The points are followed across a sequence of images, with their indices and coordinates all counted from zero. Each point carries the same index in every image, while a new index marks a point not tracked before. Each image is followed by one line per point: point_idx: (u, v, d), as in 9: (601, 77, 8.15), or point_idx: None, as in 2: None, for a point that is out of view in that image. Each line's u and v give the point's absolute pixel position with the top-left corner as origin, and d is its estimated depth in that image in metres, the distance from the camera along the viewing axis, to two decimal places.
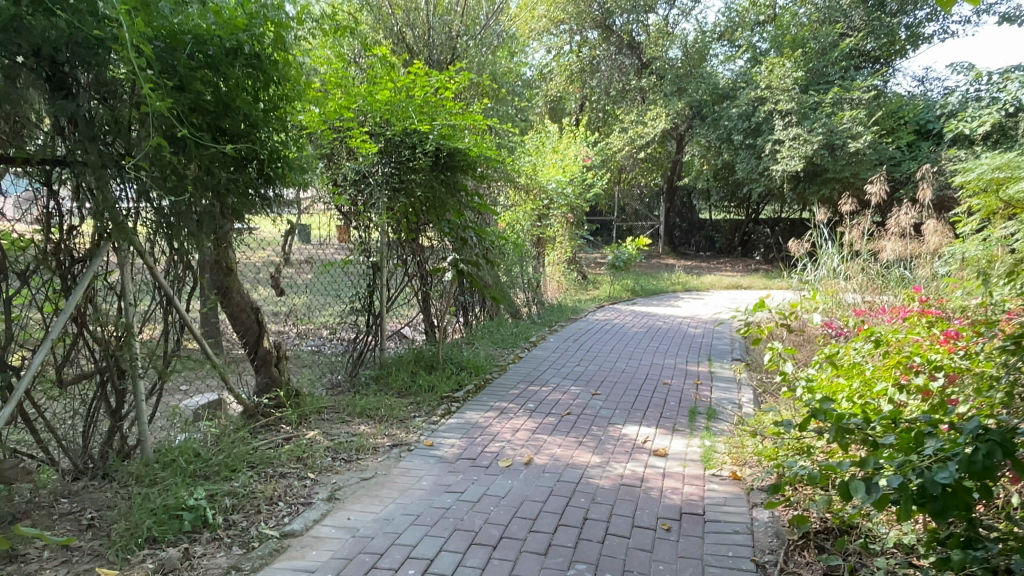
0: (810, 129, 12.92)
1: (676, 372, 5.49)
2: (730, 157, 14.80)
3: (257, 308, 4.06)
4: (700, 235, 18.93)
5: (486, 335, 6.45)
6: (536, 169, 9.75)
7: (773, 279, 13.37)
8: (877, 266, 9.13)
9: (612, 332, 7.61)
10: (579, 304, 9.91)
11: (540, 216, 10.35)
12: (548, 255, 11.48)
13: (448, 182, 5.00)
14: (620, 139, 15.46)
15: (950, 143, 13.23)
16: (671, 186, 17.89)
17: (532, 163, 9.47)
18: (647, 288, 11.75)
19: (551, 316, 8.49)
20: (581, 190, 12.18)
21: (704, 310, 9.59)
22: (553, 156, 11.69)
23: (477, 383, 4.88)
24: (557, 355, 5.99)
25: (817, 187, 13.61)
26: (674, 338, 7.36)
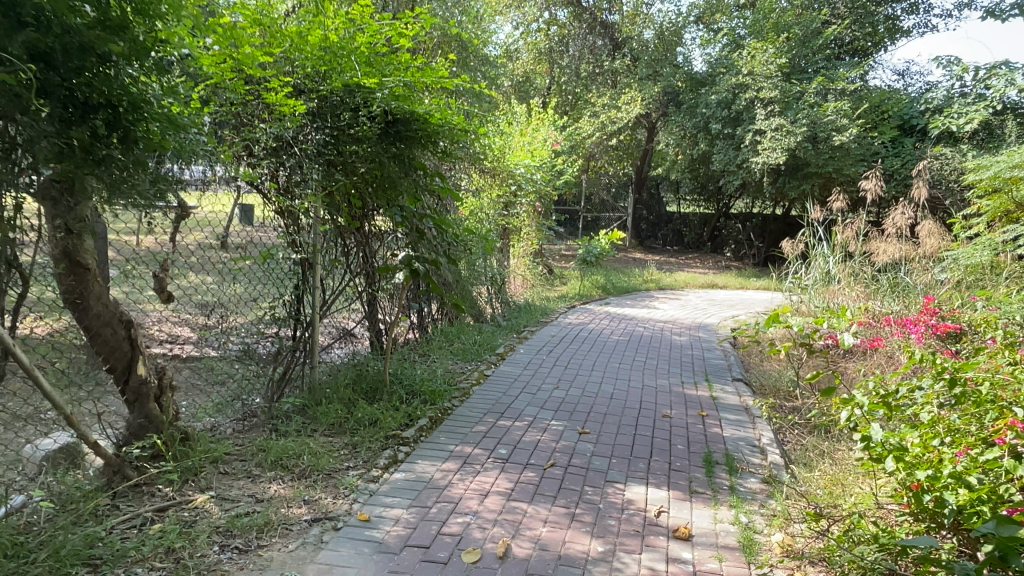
0: (793, 119, 12.16)
1: (674, 398, 4.55)
2: (706, 147, 13.98)
3: (131, 320, 2.93)
4: (668, 229, 18.16)
5: (444, 345, 5.40)
6: (504, 150, 8.71)
7: (749, 278, 12.63)
8: (871, 270, 8.41)
9: (587, 338, 6.62)
10: (546, 303, 8.93)
11: (505, 203, 9.31)
12: (512, 246, 10.48)
13: (401, 158, 3.91)
14: (591, 123, 14.47)
15: (934, 141, 12.67)
16: (640, 177, 17.03)
17: (500, 143, 8.41)
18: (619, 285, 10.84)
19: (517, 318, 7.48)
20: (550, 177, 11.18)
21: (684, 313, 8.71)
22: (520, 139, 10.62)
23: (434, 415, 3.83)
24: (530, 371, 4.98)
25: (798, 182, 12.90)
26: (659, 347, 6.43)
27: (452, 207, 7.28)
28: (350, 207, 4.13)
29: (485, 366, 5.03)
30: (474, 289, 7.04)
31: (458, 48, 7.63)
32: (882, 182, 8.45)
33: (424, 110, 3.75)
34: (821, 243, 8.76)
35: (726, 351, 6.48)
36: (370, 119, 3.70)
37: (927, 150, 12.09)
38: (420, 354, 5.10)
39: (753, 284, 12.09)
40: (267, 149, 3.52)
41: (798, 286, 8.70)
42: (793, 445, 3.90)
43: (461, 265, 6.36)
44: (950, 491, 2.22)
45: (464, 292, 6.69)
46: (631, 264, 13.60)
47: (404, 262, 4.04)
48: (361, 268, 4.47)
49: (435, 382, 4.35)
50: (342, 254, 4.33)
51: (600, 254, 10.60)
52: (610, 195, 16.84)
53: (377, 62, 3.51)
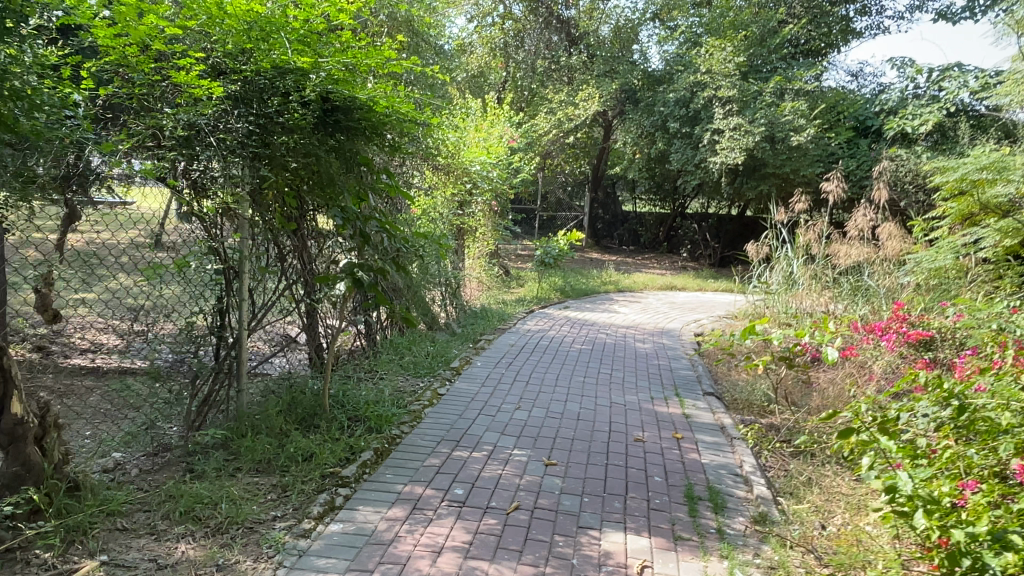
0: (752, 119, 11.97)
1: (646, 417, 4.18)
2: (664, 146, 13.74)
3: (3, 347, 2.35)
4: (623, 228, 17.90)
5: (393, 359, 4.92)
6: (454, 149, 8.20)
7: (707, 280, 12.45)
8: (834, 273, 8.25)
9: (548, 347, 6.20)
10: (502, 308, 8.49)
11: (459, 202, 8.83)
12: (467, 247, 10.01)
13: (342, 150, 3.40)
14: (547, 120, 14.08)
15: (888, 142, 12.72)
16: (597, 175, 16.73)
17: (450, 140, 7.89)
18: (577, 287, 10.47)
19: (472, 325, 7.00)
20: (506, 175, 10.74)
21: (646, 317, 8.40)
22: (475, 135, 10.16)
23: (380, 447, 3.35)
24: (488, 388, 4.53)
25: (756, 183, 12.71)
26: (625, 356, 6.06)
27: (401, 207, 6.76)
28: (282, 207, 3.60)
29: (439, 381, 4.57)
30: (426, 294, 6.55)
31: (409, 36, 7.13)
32: (843, 183, 8.24)
33: (368, 97, 3.24)
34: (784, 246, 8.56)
35: (694, 361, 6.15)
36: (303, 105, 3.17)
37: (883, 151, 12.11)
38: (366, 371, 4.61)
39: (711, 285, 11.89)
40: (177, 137, 2.92)
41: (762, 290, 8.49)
42: (777, 472, 3.56)
43: (411, 270, 5.86)
44: (995, 554, 1.88)
45: (414, 299, 6.20)
46: (588, 265, 13.27)
47: (345, 270, 3.51)
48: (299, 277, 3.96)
49: (381, 403, 3.88)
50: (275, 260, 3.82)
51: (559, 255, 10.20)
52: (566, 194, 16.43)
53: (310, 39, 3.00)
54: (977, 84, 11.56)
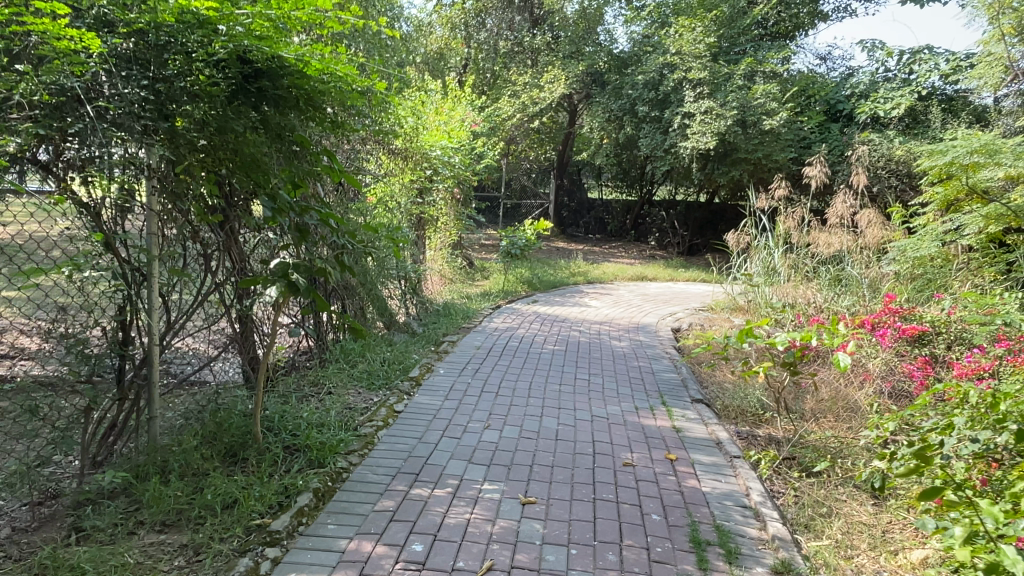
0: (723, 102, 11.53)
1: (633, 433, 3.67)
2: (632, 131, 13.25)
3: None
4: (589, 216, 17.39)
5: (343, 370, 4.31)
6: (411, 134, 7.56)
7: (678, 270, 12.05)
8: (813, 262, 7.89)
9: (518, 346, 5.65)
10: (466, 304, 7.90)
11: (417, 190, 8.20)
12: (427, 238, 9.38)
13: (268, 126, 2.79)
14: (511, 104, 13.46)
15: (859, 127, 12.48)
16: (562, 162, 16.20)
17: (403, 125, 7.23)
18: (545, 280, 9.93)
19: (433, 325, 6.41)
20: (468, 162, 10.11)
21: (619, 311, 7.91)
22: (434, 118, 9.51)
23: (321, 487, 2.77)
24: (453, 401, 3.96)
25: (727, 168, 12.30)
26: (603, 356, 5.54)
27: (352, 195, 6.10)
28: (199, 196, 2.97)
29: (395, 395, 3.98)
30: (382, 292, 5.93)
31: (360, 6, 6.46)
32: (825, 168, 7.84)
33: (295, 55, 2.61)
34: (764, 235, 8.15)
35: (675, 361, 5.68)
36: (212, 66, 2.55)
37: (855, 136, 11.84)
38: (311, 386, 4.00)
39: (683, 275, 11.47)
40: (45, 106, 2.27)
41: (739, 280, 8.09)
42: (788, 499, 3.07)
43: (364, 265, 5.25)
44: None
45: (367, 298, 5.57)
46: (555, 256, 12.73)
47: (278, 270, 2.87)
48: (224, 279, 3.33)
49: (325, 428, 3.28)
50: (195, 259, 3.19)
51: (526, 246, 9.63)
52: (530, 181, 15.84)
53: None
54: (948, 66, 11.40)
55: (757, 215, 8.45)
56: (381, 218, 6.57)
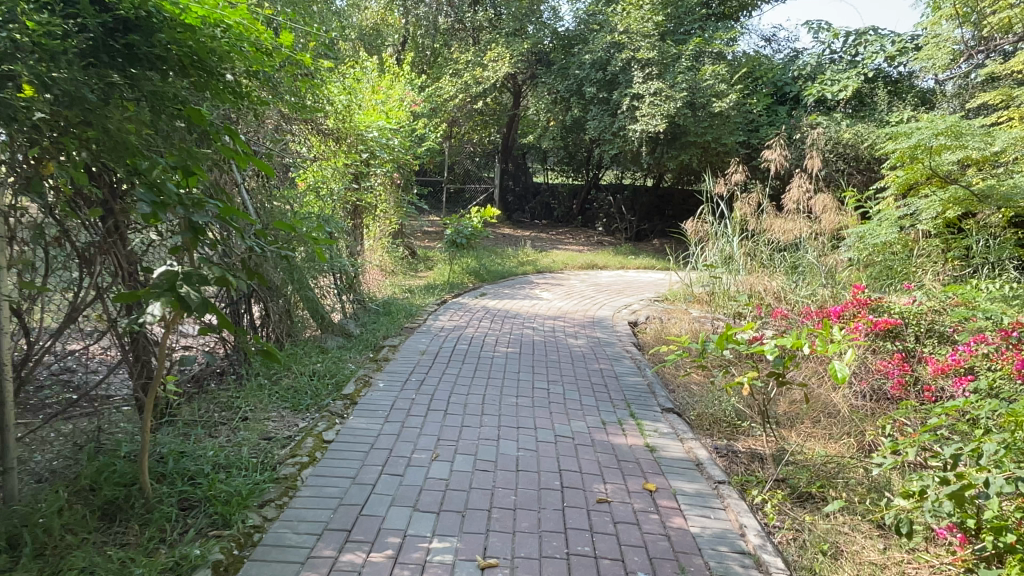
0: (672, 83, 11.13)
1: (603, 457, 3.19)
2: (579, 112, 12.76)
3: None
4: (535, 201, 16.87)
5: (263, 389, 3.69)
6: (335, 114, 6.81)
7: (628, 257, 11.68)
8: (771, 249, 7.60)
9: (466, 349, 5.10)
10: (407, 301, 7.28)
11: (352, 175, 7.50)
12: (365, 228, 8.68)
13: (139, 89, 2.13)
14: (452, 83, 12.75)
15: (807, 109, 12.35)
16: (506, 145, 15.62)
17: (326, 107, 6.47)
18: (491, 270, 9.37)
19: (370, 326, 5.78)
20: (407, 145, 9.41)
21: (573, 305, 7.43)
22: (370, 97, 8.80)
23: (224, 558, 2.18)
24: (394, 424, 3.40)
25: (676, 152, 11.82)
26: (560, 358, 5.05)
27: (274, 183, 5.39)
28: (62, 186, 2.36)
29: (324, 419, 3.39)
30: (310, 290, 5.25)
31: None
32: (784, 152, 7.53)
33: None
34: (723, 222, 7.80)
35: (636, 361, 5.23)
36: (58, 15, 1.97)
37: (803, 118, 11.68)
38: (221, 414, 3.36)
39: (634, 263, 11.09)
40: None
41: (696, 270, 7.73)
42: (788, 536, 2.65)
43: (289, 262, 4.60)
44: None
45: (293, 299, 4.90)
46: (502, 244, 12.17)
47: (164, 278, 2.20)
48: (105, 288, 2.71)
49: (233, 472, 2.69)
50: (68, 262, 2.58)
51: (471, 234, 9.03)
52: (474, 165, 15.18)
53: None
54: (893, 49, 11.55)
55: (712, 202, 8.09)
56: (309, 207, 5.87)
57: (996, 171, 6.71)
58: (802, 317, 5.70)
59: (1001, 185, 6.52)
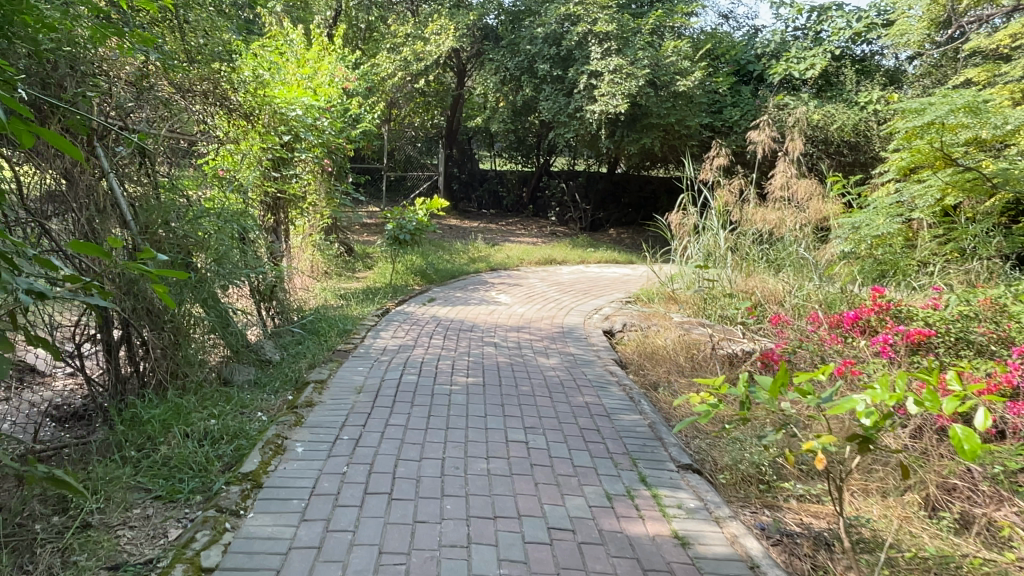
0: (633, 59, 10.20)
1: (622, 567, 2.19)
2: (530, 92, 11.72)
3: None
4: (482, 189, 15.74)
5: (121, 473, 2.59)
6: (244, 86, 5.56)
7: (588, 251, 10.76)
8: (756, 244, 6.82)
9: (416, 379, 4.02)
10: (342, 311, 6.16)
11: (271, 161, 6.29)
12: (291, 224, 7.47)
13: None
14: (391, 60, 11.52)
15: (771, 89, 11.68)
16: (451, 129, 14.45)
17: (223, 73, 5.19)
18: (439, 269, 8.30)
19: (295, 349, 4.65)
20: (338, 128, 8.19)
21: (537, 310, 6.46)
22: (292, 72, 7.56)
23: None
24: (316, 524, 2.32)
25: (636, 135, 10.82)
26: (534, 388, 4.03)
27: (162, 172, 4.17)
28: None
29: (206, 524, 2.29)
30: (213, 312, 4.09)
31: None
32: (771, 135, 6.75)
33: None
34: (704, 213, 6.95)
35: (626, 389, 4.25)
36: None
37: (769, 98, 11.01)
38: (48, 524, 2.26)
39: (594, 257, 10.19)
40: None
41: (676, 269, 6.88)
42: None
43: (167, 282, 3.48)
44: None
45: (185, 325, 3.75)
46: (450, 238, 11.09)
47: None
48: None
49: None
50: None
51: (416, 229, 7.88)
52: (416, 151, 13.96)
53: None
54: (860, 25, 11.00)
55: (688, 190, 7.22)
56: (213, 202, 4.68)
57: (1003, 152, 6.07)
58: (813, 328, 4.89)
59: (1013, 168, 5.87)
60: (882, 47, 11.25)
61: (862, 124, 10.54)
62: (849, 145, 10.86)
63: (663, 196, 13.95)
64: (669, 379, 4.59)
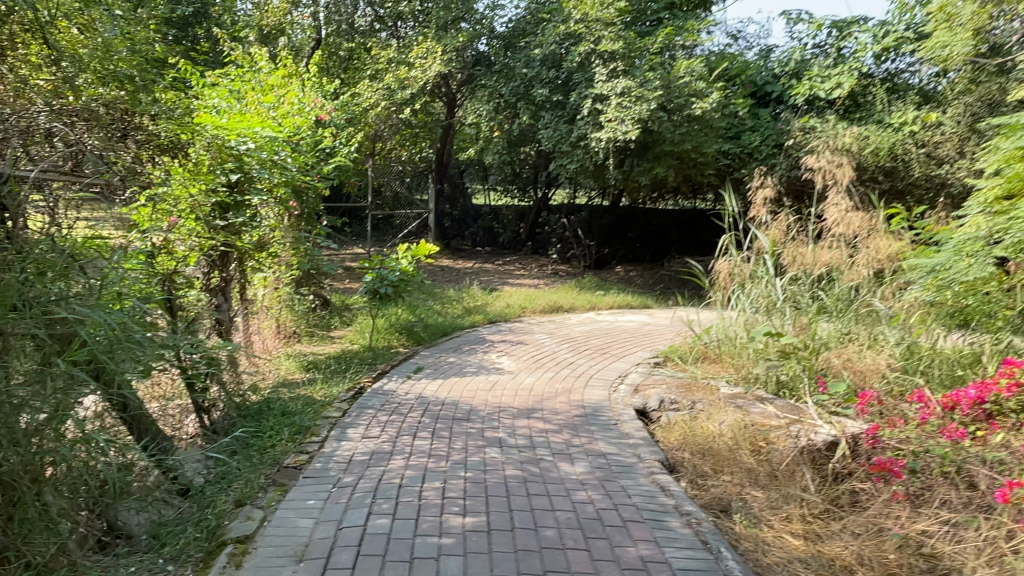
0: (643, 81, 9.13)
1: None
2: (528, 120, 10.63)
3: None
4: (476, 226, 14.61)
5: None
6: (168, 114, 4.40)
7: (598, 295, 9.57)
8: (814, 292, 5.63)
9: (390, 524, 2.76)
10: (307, 391, 4.92)
11: (214, 205, 5.12)
12: (251, 277, 6.26)
13: None
14: (373, 88, 10.46)
15: (792, 111, 10.65)
16: (442, 162, 13.35)
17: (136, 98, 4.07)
18: (428, 324, 7.08)
19: (228, 464, 3.40)
20: (305, 164, 7.00)
21: (550, 381, 5.25)
22: (246, 107, 6.44)
23: None
24: None
25: (648, 166, 9.67)
26: (563, 534, 2.75)
27: (29, 233, 2.96)
28: None
29: None
30: (82, 401, 2.82)
31: None
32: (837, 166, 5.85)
33: None
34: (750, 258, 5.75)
35: (692, 523, 2.99)
36: None
37: (792, 121, 10.01)
38: None
39: (605, 302, 8.99)
40: None
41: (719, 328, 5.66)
42: None
43: None
44: None
45: (41, 468, 2.49)
46: (441, 284, 9.87)
47: None
48: None
49: None
50: None
51: (400, 281, 6.66)
52: (404, 187, 12.80)
53: None
54: (888, 41, 10.05)
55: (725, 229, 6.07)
56: (124, 264, 3.50)
57: None
58: (925, 423, 3.66)
59: None
60: (909, 64, 10.37)
61: (897, 148, 9.64)
62: (883, 171, 9.90)
63: (674, 231, 12.88)
64: (741, 496, 3.36)
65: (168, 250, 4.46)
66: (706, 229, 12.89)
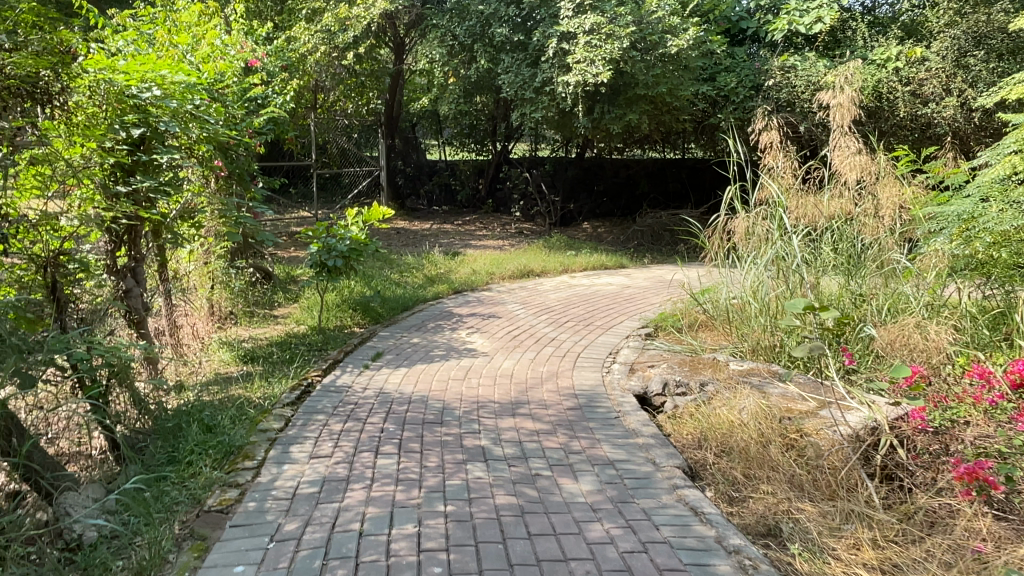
0: (612, 17, 8.29)
1: None
2: (486, 64, 9.66)
3: None
4: (431, 183, 13.65)
5: None
6: (27, 51, 3.42)
7: (571, 255, 8.83)
8: (824, 248, 4.96)
9: None
10: (242, 391, 4.08)
11: (113, 165, 4.22)
12: (174, 252, 5.31)
13: None
14: (309, 30, 9.32)
15: (769, 49, 9.90)
16: (392, 115, 12.28)
17: None
18: (386, 298, 6.23)
19: (129, 512, 2.58)
20: (232, 116, 5.98)
21: (533, 365, 4.52)
22: (153, 51, 5.39)
23: None
24: None
25: (619, 112, 8.83)
26: None
27: None
28: None
29: None
30: None
31: None
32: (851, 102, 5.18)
33: None
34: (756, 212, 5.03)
35: (744, 564, 2.31)
36: None
37: (770, 60, 9.30)
38: None
39: (579, 264, 8.26)
40: None
41: (724, 294, 4.96)
42: None
43: None
44: None
45: None
46: (398, 249, 9.00)
47: None
48: None
49: None
50: None
51: (351, 251, 5.77)
52: (352, 143, 11.74)
53: None
54: None
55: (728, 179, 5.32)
56: None
57: None
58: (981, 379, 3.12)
59: None
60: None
61: (882, 86, 9.00)
62: (866, 111, 9.26)
63: (644, 183, 12.14)
64: (791, 514, 2.70)
65: (52, 224, 3.50)
66: (676, 179, 12.19)
